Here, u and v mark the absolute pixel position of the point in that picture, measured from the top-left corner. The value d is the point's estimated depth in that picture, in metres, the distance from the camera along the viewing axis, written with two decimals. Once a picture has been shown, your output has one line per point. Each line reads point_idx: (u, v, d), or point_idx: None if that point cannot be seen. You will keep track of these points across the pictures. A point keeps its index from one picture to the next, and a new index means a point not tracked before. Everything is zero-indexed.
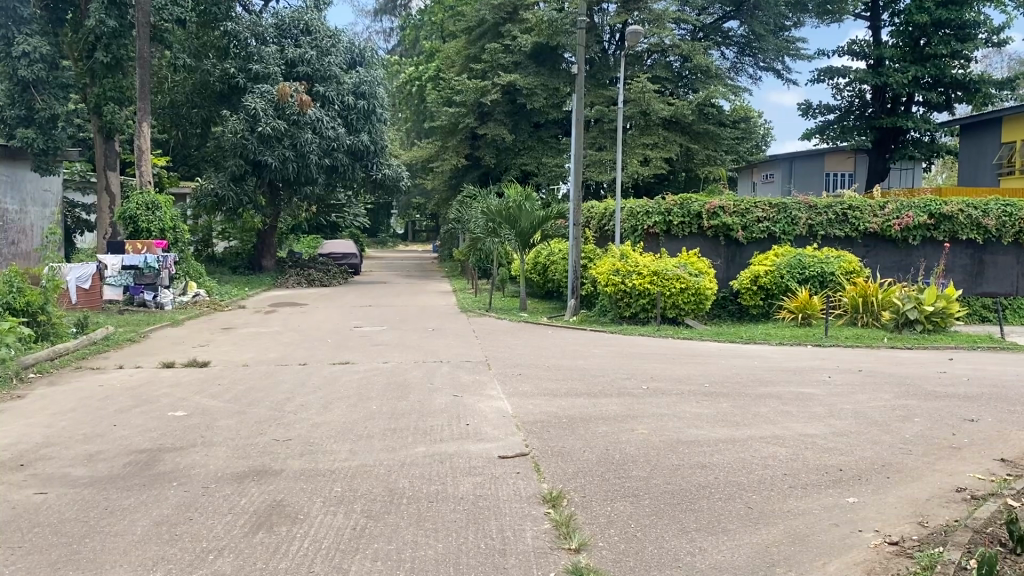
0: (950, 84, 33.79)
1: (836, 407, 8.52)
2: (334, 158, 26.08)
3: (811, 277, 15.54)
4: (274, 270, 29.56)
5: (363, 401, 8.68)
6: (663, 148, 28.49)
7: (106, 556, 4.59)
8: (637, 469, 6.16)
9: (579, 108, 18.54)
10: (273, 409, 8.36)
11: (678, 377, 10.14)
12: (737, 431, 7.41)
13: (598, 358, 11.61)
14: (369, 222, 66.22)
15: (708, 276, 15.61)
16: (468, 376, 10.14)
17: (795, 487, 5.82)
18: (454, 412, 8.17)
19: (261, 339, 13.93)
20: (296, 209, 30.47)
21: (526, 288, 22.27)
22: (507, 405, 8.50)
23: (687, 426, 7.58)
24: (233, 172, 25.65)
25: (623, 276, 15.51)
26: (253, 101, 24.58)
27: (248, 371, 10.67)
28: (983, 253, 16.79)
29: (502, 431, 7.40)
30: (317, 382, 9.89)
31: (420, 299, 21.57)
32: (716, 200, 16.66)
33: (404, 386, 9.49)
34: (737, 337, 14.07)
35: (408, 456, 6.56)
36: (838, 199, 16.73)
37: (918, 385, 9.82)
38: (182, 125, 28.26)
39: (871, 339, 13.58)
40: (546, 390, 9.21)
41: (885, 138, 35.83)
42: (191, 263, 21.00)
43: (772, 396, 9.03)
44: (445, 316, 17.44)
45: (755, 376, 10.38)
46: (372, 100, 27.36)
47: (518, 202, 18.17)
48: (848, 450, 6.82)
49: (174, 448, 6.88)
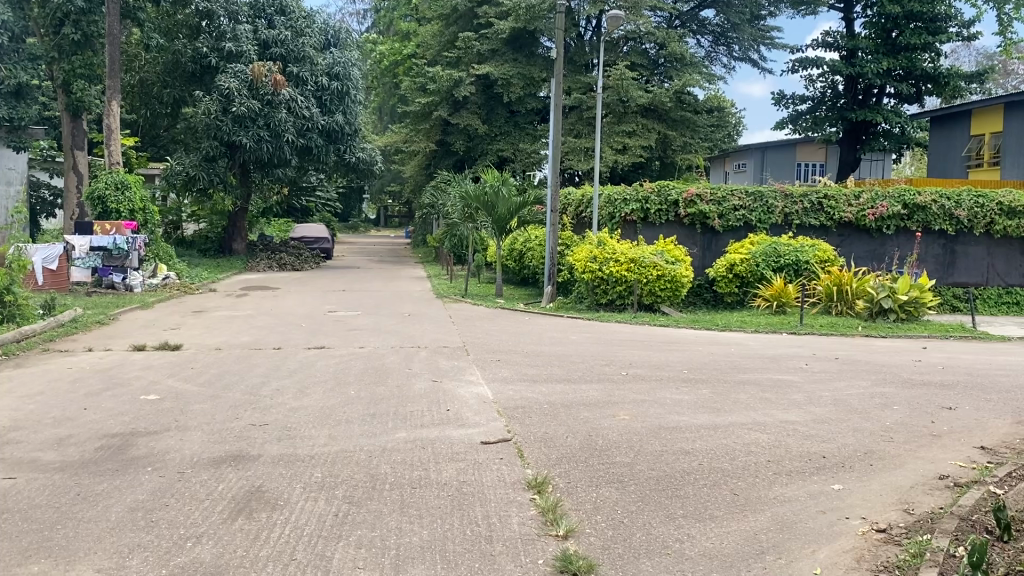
0: (920, 76, 34.10)
1: (816, 395, 8.52)
2: (308, 139, 25.78)
3: (786, 266, 15.58)
4: (245, 253, 29.10)
5: (340, 386, 8.55)
6: (642, 136, 28.57)
7: (78, 543, 4.43)
8: (621, 456, 6.10)
9: (557, 94, 18.37)
10: (247, 393, 8.20)
11: (657, 363, 10.11)
12: (718, 418, 7.38)
13: (576, 345, 11.56)
14: (341, 206, 65.51)
15: (684, 264, 15.61)
16: (447, 362, 10.02)
17: (779, 474, 5.80)
18: (433, 398, 8.07)
19: (233, 322, 13.72)
20: (268, 191, 30.02)
21: (502, 274, 22.14)
22: (487, 390, 8.42)
23: (669, 412, 7.55)
24: (207, 153, 25.30)
25: (600, 263, 15.53)
26: (226, 81, 24.21)
27: (221, 355, 10.47)
28: (955, 244, 16.93)
29: (484, 416, 7.31)
30: (292, 366, 9.72)
31: (396, 284, 21.40)
32: (693, 188, 16.63)
33: (382, 371, 9.35)
34: (713, 324, 14.10)
35: (389, 441, 6.45)
36: (813, 188, 16.79)
37: (895, 373, 9.87)
38: (152, 105, 27.73)
39: (846, 327, 13.66)
40: (526, 376, 9.14)
41: (856, 129, 36.15)
42: (161, 245, 20.65)
43: (751, 383, 9.03)
44: (421, 301, 17.30)
45: (735, 363, 10.38)
46: (347, 82, 26.97)
47: (494, 188, 18.03)
48: (830, 437, 6.83)
49: (147, 432, 6.71)
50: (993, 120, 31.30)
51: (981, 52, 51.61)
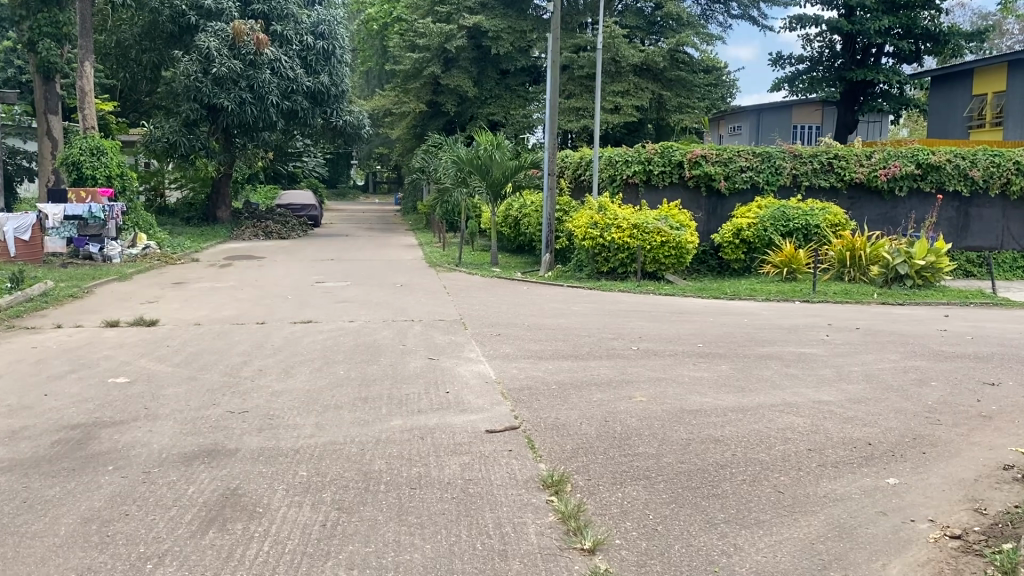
0: (920, 34, 33.33)
1: (844, 370, 7.87)
2: (294, 101, 24.89)
3: (795, 230, 14.91)
4: (231, 220, 28.12)
5: (328, 365, 7.85)
6: (635, 96, 27.68)
7: (16, 568, 3.74)
8: (644, 446, 5.42)
9: (554, 51, 17.48)
10: (227, 375, 7.49)
11: (669, 336, 9.42)
12: (744, 398, 6.72)
13: (579, 316, 10.87)
14: (329, 172, 64.27)
15: (690, 229, 14.92)
16: (443, 337, 9.32)
17: (823, 466, 5.15)
18: (430, 378, 7.38)
19: (216, 295, 12.97)
20: (252, 157, 29.03)
21: (496, 242, 21.39)
22: (488, 369, 7.73)
23: (690, 392, 6.88)
24: (187, 117, 24.31)
25: (601, 229, 14.79)
26: (205, 40, 23.19)
27: (200, 331, 9.75)
28: (969, 205, 16.27)
29: (486, 399, 6.63)
30: (276, 343, 9.00)
31: (386, 252, 20.63)
32: (698, 148, 15.88)
33: (373, 348, 8.64)
34: (721, 292, 13.42)
35: (384, 431, 5.77)
36: (823, 148, 16.06)
37: (923, 344, 9.22)
38: (130, 67, 26.65)
39: (861, 294, 13.02)
40: (530, 352, 8.47)
41: (854, 89, 35.32)
42: (141, 214, 19.86)
43: (773, 357, 8.37)
44: (413, 270, 16.55)
45: (751, 335, 9.71)
46: (333, 41, 26.00)
47: (489, 151, 17.22)
48: (871, 421, 6.17)
49: (111, 422, 6.00)
50: (995, 79, 30.49)
51: (977, 11, 50.71)
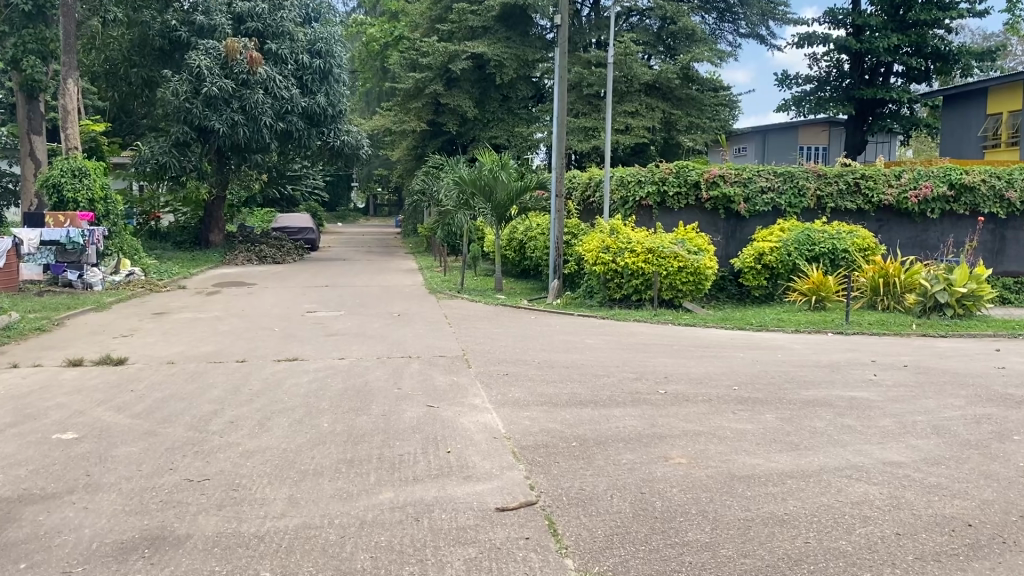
0: (930, 53, 32.54)
1: (908, 420, 6.81)
2: (288, 122, 23.99)
3: (821, 255, 13.94)
4: (224, 244, 27.08)
5: (311, 416, 6.78)
6: (646, 116, 26.83)
7: None
8: (693, 532, 4.39)
9: (562, 67, 16.55)
10: (193, 429, 6.43)
11: (698, 377, 8.38)
12: (801, 460, 5.70)
13: (595, 351, 9.82)
14: (328, 196, 63.39)
15: (708, 253, 13.88)
16: (444, 378, 8.26)
17: (922, 561, 4.09)
18: (430, 432, 6.35)
19: (197, 327, 11.92)
20: (246, 177, 28.05)
21: (500, 266, 20.39)
22: (494, 419, 6.69)
23: (735, 453, 5.87)
24: (177, 138, 23.37)
25: (613, 253, 13.78)
26: (196, 59, 22.40)
27: (172, 372, 8.69)
28: (1005, 228, 15.26)
29: (495, 462, 5.57)
30: (256, 387, 7.94)
31: (383, 278, 19.64)
32: (716, 167, 14.91)
33: (366, 393, 7.59)
34: (746, 323, 12.39)
35: (369, 509, 4.71)
36: (849, 167, 15.07)
37: (985, 386, 8.16)
38: (119, 85, 25.75)
39: (898, 325, 11.99)
40: (544, 397, 7.41)
41: (865, 108, 34.41)
42: (126, 238, 18.87)
43: (822, 405, 7.31)
44: (412, 298, 15.53)
45: (788, 374, 8.66)
46: (330, 59, 25.16)
47: (493, 171, 16.23)
48: (962, 490, 5.11)
49: (42, 497, 4.93)
50: (1009, 98, 29.52)
51: (980, 31, 50.25)
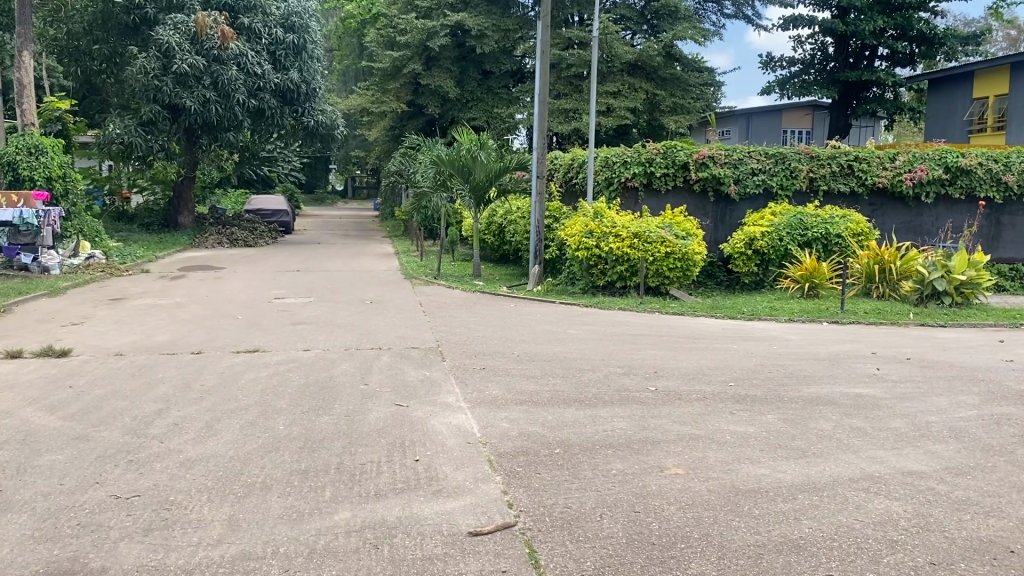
0: (916, 37, 32.01)
1: (921, 422, 6.24)
2: (260, 99, 23.13)
3: (813, 240, 13.38)
4: (194, 227, 26.17)
5: (266, 417, 6.09)
6: (628, 97, 26.16)
7: None
8: (696, 564, 3.77)
9: (544, 41, 15.83)
10: (132, 433, 5.73)
11: (691, 372, 7.78)
12: (810, 469, 5.11)
13: (579, 342, 9.19)
14: (305, 177, 62.24)
15: (696, 238, 13.29)
16: (416, 372, 7.60)
17: None
18: (399, 435, 5.70)
19: (154, 315, 11.17)
20: (216, 157, 27.12)
21: (479, 250, 19.74)
22: (469, 421, 6.04)
23: (737, 461, 5.26)
24: (145, 118, 22.40)
25: (598, 238, 13.14)
26: (165, 34, 21.42)
27: (120, 365, 7.96)
28: (1000, 213, 14.76)
29: (469, 473, 4.93)
30: (208, 382, 7.25)
31: (358, 262, 18.93)
32: (705, 148, 14.28)
33: (329, 390, 6.92)
34: (736, 311, 11.81)
35: (321, 534, 4.05)
36: (842, 149, 14.51)
37: (996, 381, 7.62)
38: (82, 61, 24.66)
39: (895, 314, 11.46)
40: (524, 395, 6.77)
41: (849, 91, 33.89)
42: (86, 219, 17.98)
43: (826, 404, 6.73)
44: (386, 283, 14.83)
45: (786, 369, 8.08)
46: (304, 35, 24.30)
47: (472, 151, 15.53)
48: (996, 508, 4.52)
49: None
50: (996, 82, 28.93)
51: (962, 18, 50.12)
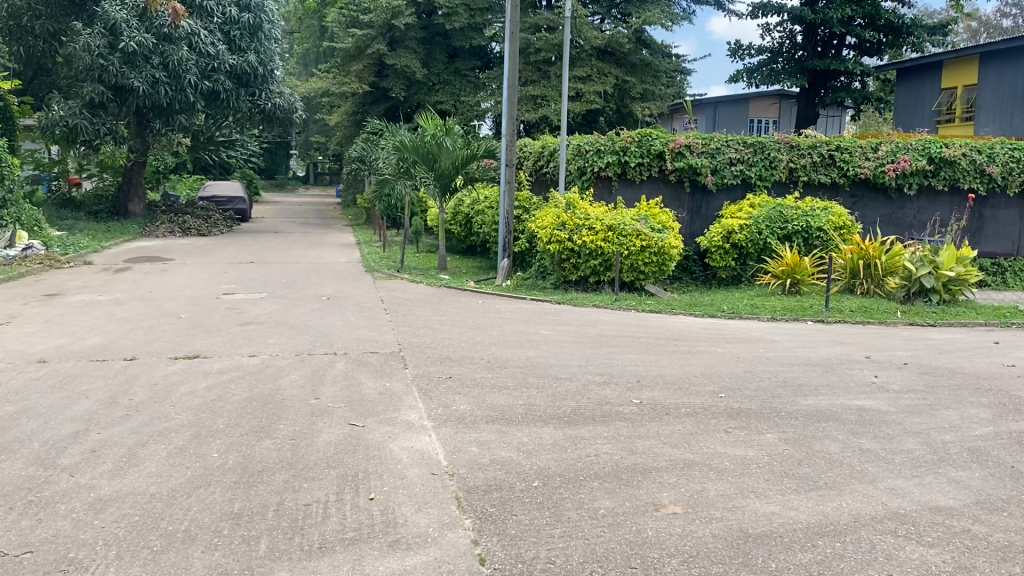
0: (884, 26, 31.64)
1: (936, 442, 5.63)
2: (214, 81, 22.06)
3: (794, 233, 12.80)
4: (145, 214, 25.01)
5: (198, 442, 5.30)
6: (598, 81, 25.40)
7: None
8: None
9: (514, 21, 15.00)
10: (37, 464, 4.90)
11: (677, 381, 7.12)
12: (824, 506, 4.46)
13: (553, 346, 8.47)
14: (265, 162, 60.69)
15: (673, 232, 12.63)
16: (374, 383, 6.83)
17: None
18: (352, 465, 4.94)
19: (89, 313, 10.24)
20: (168, 141, 25.94)
21: (445, 241, 18.98)
22: (432, 446, 5.30)
23: (742, 495, 4.57)
24: (90, 99, 21.04)
25: (570, 231, 12.44)
26: (111, 9, 20.34)
27: (42, 374, 7.09)
28: (983, 205, 14.34)
29: (432, 516, 4.19)
30: (139, 396, 6.42)
31: (317, 253, 18.04)
32: (681, 137, 13.60)
33: (276, 406, 6.14)
34: (715, 308, 11.18)
35: None
36: (822, 139, 13.94)
37: (1004, 391, 7.06)
38: (22, 39, 23.26)
39: (882, 313, 10.89)
40: (496, 411, 6.04)
41: (817, 80, 33.35)
42: (24, 207, 16.78)
43: (829, 420, 6.10)
44: (346, 277, 13.99)
45: (778, 376, 7.43)
46: (260, 14, 23.22)
47: (437, 137, 14.75)
48: None
49: None
50: (966, 72, 28.36)
51: (924, 8, 50.19)
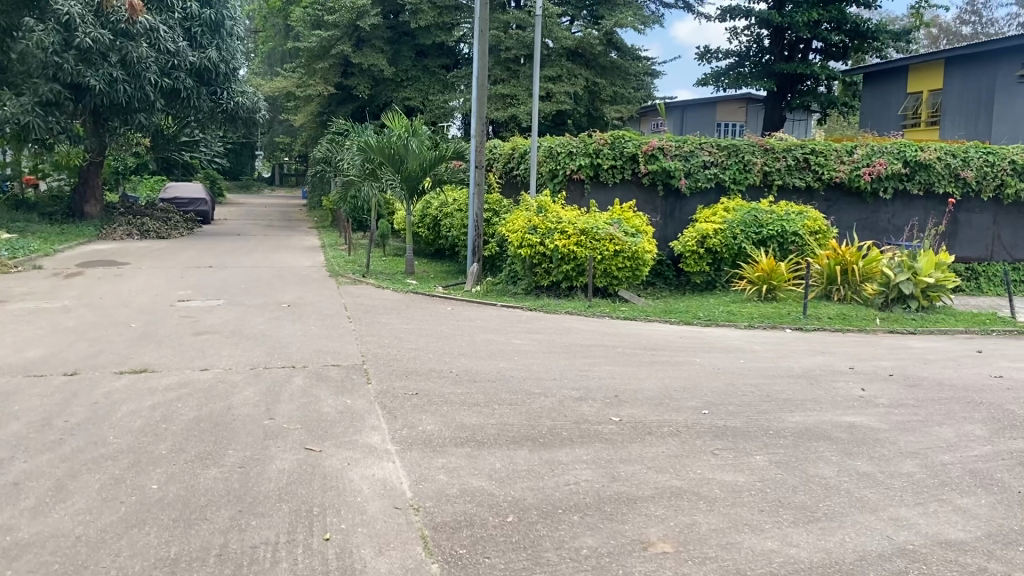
0: (850, 31, 31.58)
1: (935, 463, 5.29)
2: (175, 78, 21.49)
3: (770, 237, 12.50)
4: (101, 216, 24.19)
5: (137, 471, 4.78)
6: (568, 82, 25.03)
7: None
8: None
9: (483, 19, 14.59)
10: None
11: (659, 396, 6.71)
12: (827, 541, 4.07)
13: (526, 357, 8.04)
14: (229, 163, 59.53)
15: (646, 236, 12.29)
16: (335, 400, 6.36)
17: None
18: (307, 497, 4.47)
19: (31, 322, 9.61)
20: (126, 141, 25.15)
21: (411, 244, 18.51)
22: (397, 473, 4.86)
23: (735, 530, 4.17)
24: (44, 98, 20.21)
25: (541, 235, 12.02)
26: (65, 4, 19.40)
27: None
28: (956, 210, 14.19)
29: (395, 561, 3.73)
30: (77, 417, 5.87)
31: (279, 257, 17.46)
32: (655, 139, 13.29)
33: (227, 428, 5.63)
34: (691, 315, 10.84)
35: None
36: (797, 142, 13.67)
37: (996, 405, 6.76)
38: None
39: (861, 320, 10.62)
40: (466, 433, 5.59)
41: (783, 84, 33.30)
42: None
43: (821, 439, 5.74)
44: (309, 282, 13.45)
45: (763, 390, 7.06)
46: (222, 10, 22.67)
47: (403, 138, 14.29)
48: None
49: None
50: (932, 76, 28.39)
51: (890, 14, 50.55)
